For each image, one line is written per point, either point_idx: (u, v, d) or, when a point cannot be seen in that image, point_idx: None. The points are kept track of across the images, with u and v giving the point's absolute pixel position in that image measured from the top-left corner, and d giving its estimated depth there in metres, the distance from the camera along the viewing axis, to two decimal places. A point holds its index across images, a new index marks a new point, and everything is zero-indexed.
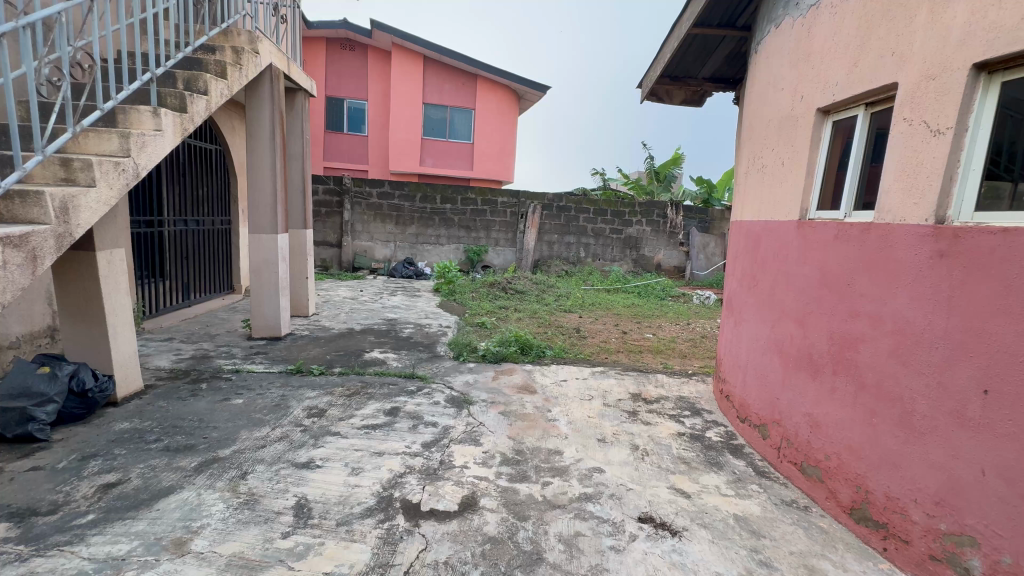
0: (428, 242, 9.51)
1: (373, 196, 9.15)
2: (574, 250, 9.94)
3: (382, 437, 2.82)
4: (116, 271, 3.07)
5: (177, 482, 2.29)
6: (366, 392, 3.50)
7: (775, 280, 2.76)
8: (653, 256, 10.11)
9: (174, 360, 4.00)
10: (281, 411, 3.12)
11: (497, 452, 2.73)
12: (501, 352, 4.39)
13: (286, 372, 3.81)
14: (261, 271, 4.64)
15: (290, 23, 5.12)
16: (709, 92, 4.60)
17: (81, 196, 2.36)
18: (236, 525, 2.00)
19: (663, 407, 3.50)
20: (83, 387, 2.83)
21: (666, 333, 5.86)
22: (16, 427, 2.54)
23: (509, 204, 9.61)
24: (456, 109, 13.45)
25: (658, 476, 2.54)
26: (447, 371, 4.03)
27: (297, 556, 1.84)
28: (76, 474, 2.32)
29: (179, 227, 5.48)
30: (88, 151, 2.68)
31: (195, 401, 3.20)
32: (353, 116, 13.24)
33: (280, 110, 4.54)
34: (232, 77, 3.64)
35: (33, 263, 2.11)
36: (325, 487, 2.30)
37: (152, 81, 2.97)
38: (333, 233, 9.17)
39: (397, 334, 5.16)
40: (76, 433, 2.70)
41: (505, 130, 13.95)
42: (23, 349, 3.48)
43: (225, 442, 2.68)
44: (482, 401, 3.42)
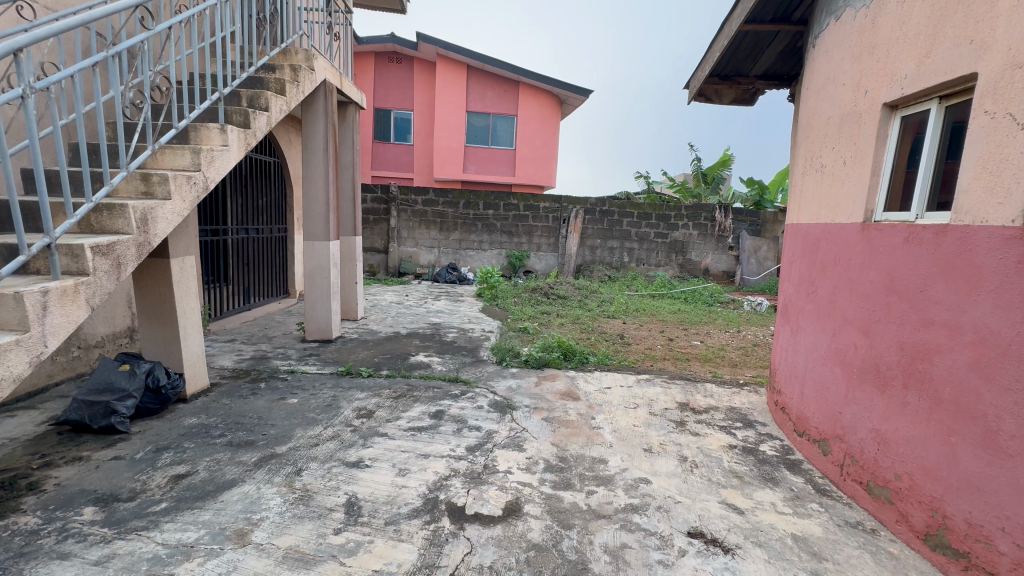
0: (472, 247, 9.65)
1: (418, 203, 9.40)
2: (617, 255, 9.79)
3: (427, 439, 2.88)
4: (187, 277, 3.30)
5: (239, 475, 2.43)
6: (412, 395, 3.58)
7: (836, 286, 2.61)
8: (700, 260, 9.79)
9: (236, 360, 4.26)
10: (333, 410, 3.25)
11: (541, 458, 2.72)
12: (544, 357, 4.38)
13: (337, 374, 3.97)
14: (314, 277, 4.86)
15: (343, 39, 5.37)
16: (761, 90, 4.43)
17: (158, 208, 2.56)
18: (292, 519, 2.10)
19: (713, 418, 3.38)
20: (158, 384, 3.05)
21: (715, 340, 5.65)
22: (101, 419, 2.78)
23: (552, 209, 9.59)
24: (499, 116, 13.64)
25: (708, 490, 2.45)
26: (490, 376, 4.06)
27: (348, 552, 1.91)
28: (152, 464, 2.51)
29: (241, 236, 5.83)
30: (164, 166, 2.90)
31: (255, 400, 3.39)
32: (399, 127, 13.68)
33: (333, 123, 4.76)
34: (291, 93, 3.85)
35: (118, 270, 2.32)
36: (374, 486, 2.38)
37: (220, 100, 3.20)
38: (380, 239, 9.48)
39: (441, 338, 5.26)
40: (151, 426, 2.92)
41: (547, 135, 13.96)
42: (106, 348, 3.81)
43: (281, 439, 2.82)
44: (525, 407, 3.43)
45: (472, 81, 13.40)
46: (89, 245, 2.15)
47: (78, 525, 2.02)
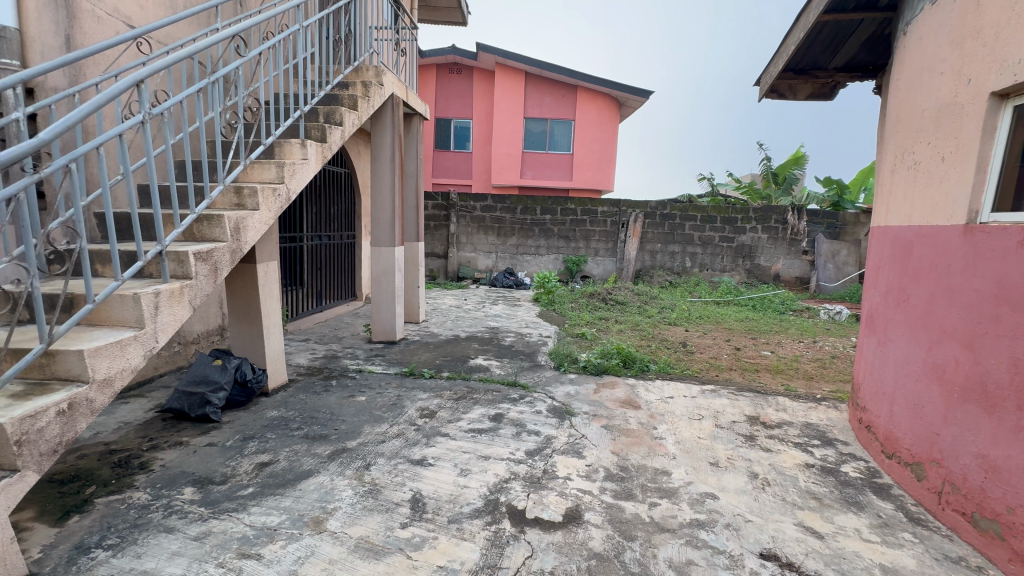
0: (529, 253, 9.71)
1: (477, 210, 9.60)
2: (679, 260, 9.46)
3: (488, 441, 2.93)
4: (270, 280, 3.58)
5: (315, 466, 2.60)
6: (472, 397, 3.66)
7: (932, 294, 2.37)
8: (770, 265, 9.23)
9: (310, 359, 4.56)
10: (397, 409, 3.40)
11: (601, 466, 2.68)
12: (603, 364, 4.31)
13: (401, 374, 4.14)
14: (380, 281, 5.10)
15: (410, 55, 5.63)
16: (841, 82, 4.13)
17: (248, 218, 2.81)
18: (363, 511, 2.22)
19: (787, 434, 3.17)
20: (245, 377, 3.34)
21: (787, 351, 5.31)
22: (198, 408, 3.09)
23: (610, 213, 9.45)
24: (557, 120, 13.66)
25: (782, 510, 2.30)
26: (548, 381, 4.06)
27: (414, 546, 1.99)
28: (240, 451, 2.75)
29: (315, 242, 6.23)
30: (252, 179, 3.17)
31: (327, 396, 3.61)
32: (458, 135, 14.07)
33: (399, 135, 4.99)
34: (362, 108, 4.07)
35: (215, 273, 2.57)
36: (437, 484, 2.46)
37: (300, 118, 3.47)
38: (440, 244, 9.78)
39: (499, 342, 5.34)
40: (238, 417, 3.19)
41: (605, 138, 13.78)
42: (202, 344, 4.20)
43: (352, 434, 2.99)
44: (584, 413, 3.39)
45: (530, 87, 13.53)
46: (193, 252, 2.40)
47: (180, 503, 2.25)
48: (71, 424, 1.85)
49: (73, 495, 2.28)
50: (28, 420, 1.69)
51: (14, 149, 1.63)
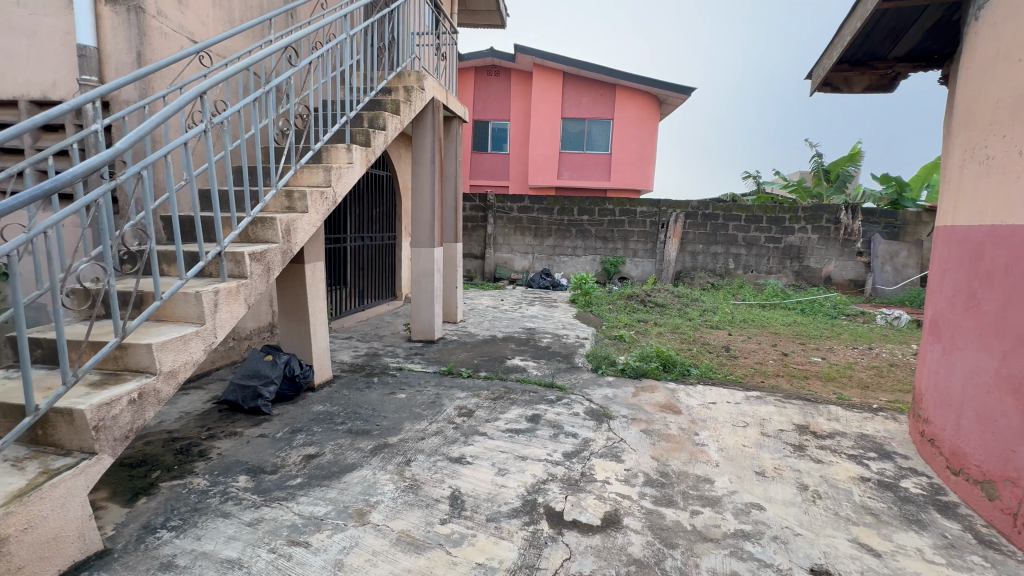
0: (566, 253, 9.66)
1: (514, 211, 9.65)
2: (721, 261, 9.16)
3: (525, 442, 2.94)
4: (317, 279, 3.73)
5: (359, 460, 2.69)
6: (509, 397, 3.68)
7: (1006, 300, 2.20)
8: (821, 267, 8.79)
9: (353, 356, 4.71)
10: (436, 407, 3.46)
11: (640, 471, 2.63)
12: (642, 367, 4.24)
13: (440, 373, 4.21)
14: (420, 281, 5.21)
15: (450, 59, 5.73)
16: (903, 73, 3.87)
17: (298, 221, 2.94)
18: (404, 506, 2.27)
19: (840, 445, 3.01)
20: (293, 372, 3.50)
21: (840, 358, 5.04)
22: (250, 401, 3.26)
23: (650, 213, 9.27)
24: (595, 120, 13.54)
25: (835, 525, 2.19)
26: (586, 383, 4.02)
27: (454, 542, 2.02)
28: (289, 443, 2.88)
29: (358, 243, 6.42)
30: (301, 183, 3.31)
31: (369, 392, 3.73)
32: (496, 137, 14.17)
33: (439, 137, 5.08)
34: (404, 112, 4.18)
35: (268, 273, 2.71)
36: (476, 483, 2.49)
37: (346, 124, 3.60)
38: (477, 245, 9.88)
39: (536, 343, 5.34)
40: (287, 410, 3.34)
41: (645, 137, 13.53)
42: (254, 340, 4.42)
43: (393, 430, 3.07)
44: (623, 417, 3.35)
45: (568, 87, 13.46)
46: (248, 253, 2.55)
47: (235, 490, 2.38)
48: (141, 412, 2.00)
49: (141, 478, 2.46)
50: (104, 407, 1.85)
51: (94, 158, 1.79)
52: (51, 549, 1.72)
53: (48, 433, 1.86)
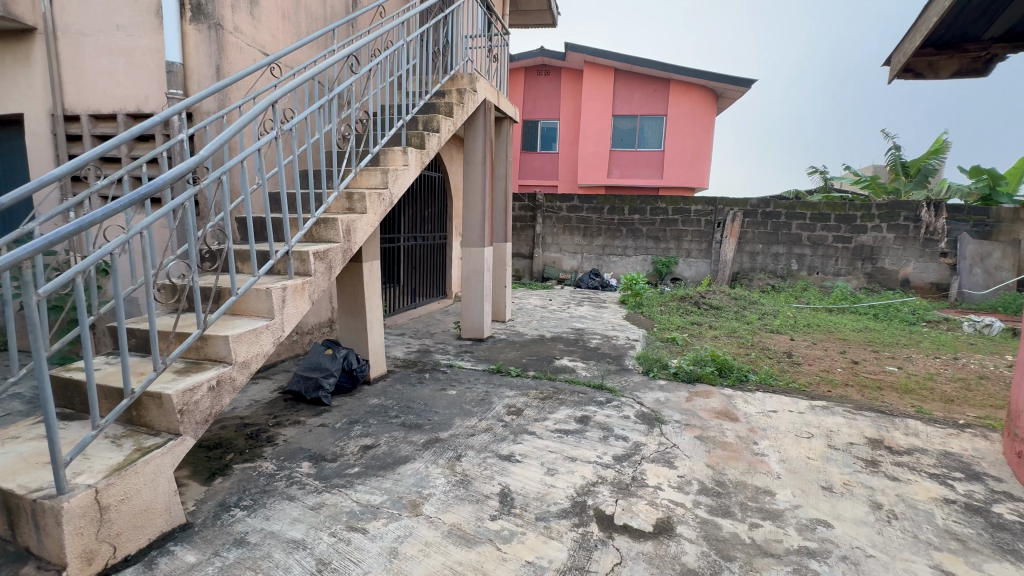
0: (616, 253, 9.49)
1: (563, 210, 9.59)
2: (783, 262, 8.67)
3: (574, 443, 2.92)
4: (374, 277, 3.88)
5: (411, 453, 2.77)
6: (558, 397, 3.67)
7: None
8: (897, 269, 8.12)
9: (406, 352, 4.87)
10: (486, 404, 3.51)
11: (695, 479, 2.55)
12: (696, 372, 4.09)
13: (489, 371, 4.27)
14: (470, 281, 5.29)
15: (501, 60, 5.78)
16: (1000, 54, 3.49)
17: (358, 221, 3.07)
18: (455, 499, 2.33)
19: (919, 463, 2.77)
20: (351, 366, 3.67)
21: (919, 367, 4.63)
22: (312, 392, 3.45)
23: (705, 212, 8.92)
24: (647, 117, 13.22)
25: (914, 549, 2.02)
26: (636, 386, 3.93)
27: (504, 539, 2.04)
28: (347, 433, 3.02)
29: (411, 243, 6.62)
30: (360, 184, 3.46)
31: (421, 388, 3.84)
32: (546, 136, 14.14)
33: (490, 138, 5.14)
34: (457, 114, 4.26)
35: (330, 271, 2.85)
36: (525, 481, 2.50)
37: (402, 127, 3.73)
38: (526, 245, 9.91)
39: (585, 343, 5.29)
40: (345, 402, 3.51)
41: (700, 132, 13.03)
42: (315, 335, 4.66)
43: (444, 426, 3.15)
44: (676, 422, 3.25)
45: (619, 84, 13.21)
46: (312, 252, 2.70)
47: (299, 475, 2.53)
48: (218, 398, 2.17)
49: (217, 459, 2.66)
50: (188, 392, 2.02)
51: (181, 166, 1.96)
52: (143, 519, 1.91)
53: (142, 414, 2.06)
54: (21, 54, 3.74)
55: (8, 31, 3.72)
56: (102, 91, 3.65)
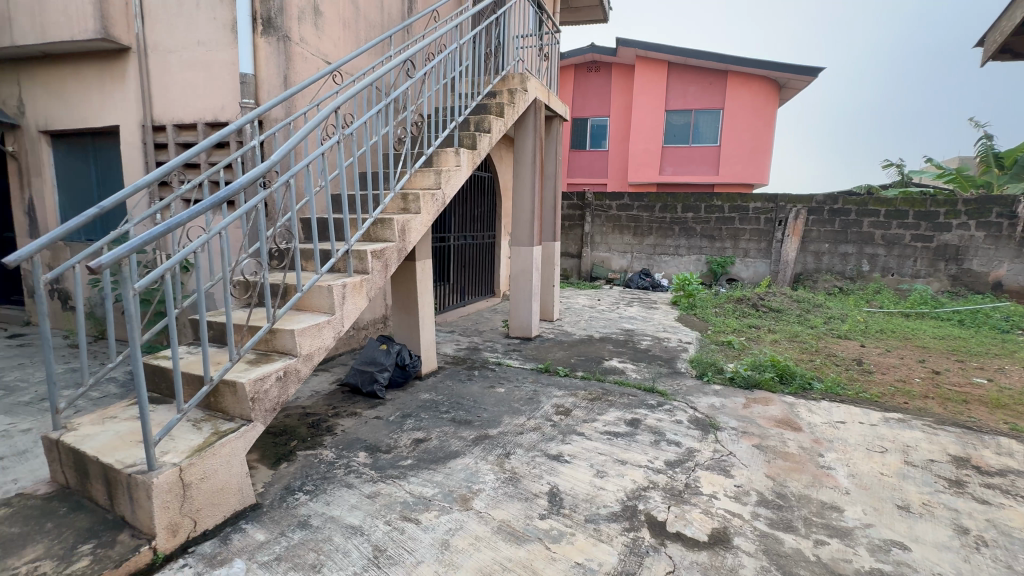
0: (667, 253, 9.22)
1: (613, 209, 9.43)
2: (853, 262, 8.08)
3: (624, 445, 2.87)
4: (426, 275, 3.99)
5: (461, 448, 2.83)
6: (608, 399, 3.62)
7: None
8: (987, 271, 7.35)
9: (455, 349, 4.97)
10: (534, 403, 3.52)
11: (753, 489, 2.43)
12: (754, 378, 3.89)
13: (537, 370, 4.27)
14: (519, 279, 5.32)
15: (552, 58, 5.77)
16: None
17: (412, 221, 3.17)
18: (504, 496, 2.35)
19: (1014, 486, 2.49)
20: (404, 361, 3.79)
21: (1014, 380, 4.17)
22: (367, 385, 3.59)
23: (765, 209, 8.48)
24: (702, 111, 12.73)
25: None
26: (689, 390, 3.80)
27: (553, 538, 2.04)
28: (400, 426, 3.13)
29: (461, 242, 6.74)
30: (415, 185, 3.56)
31: (471, 385, 3.91)
32: (595, 134, 13.95)
33: (540, 137, 5.14)
34: (508, 114, 4.30)
35: (386, 269, 2.96)
36: (574, 482, 2.49)
37: (455, 129, 3.81)
38: (574, 244, 9.83)
39: (635, 345, 5.17)
40: (398, 396, 3.63)
41: (760, 125, 12.38)
42: (370, 330, 4.85)
43: (493, 423, 3.19)
44: (732, 429, 3.11)
45: (673, 77, 12.81)
46: (370, 250, 2.81)
47: (357, 464, 2.65)
48: (285, 388, 2.31)
49: (282, 445, 2.84)
50: (259, 381, 2.17)
51: (253, 171, 2.11)
52: (220, 498, 2.07)
53: (218, 400, 2.24)
54: (117, 71, 4.15)
55: (107, 50, 4.13)
56: (185, 102, 3.98)
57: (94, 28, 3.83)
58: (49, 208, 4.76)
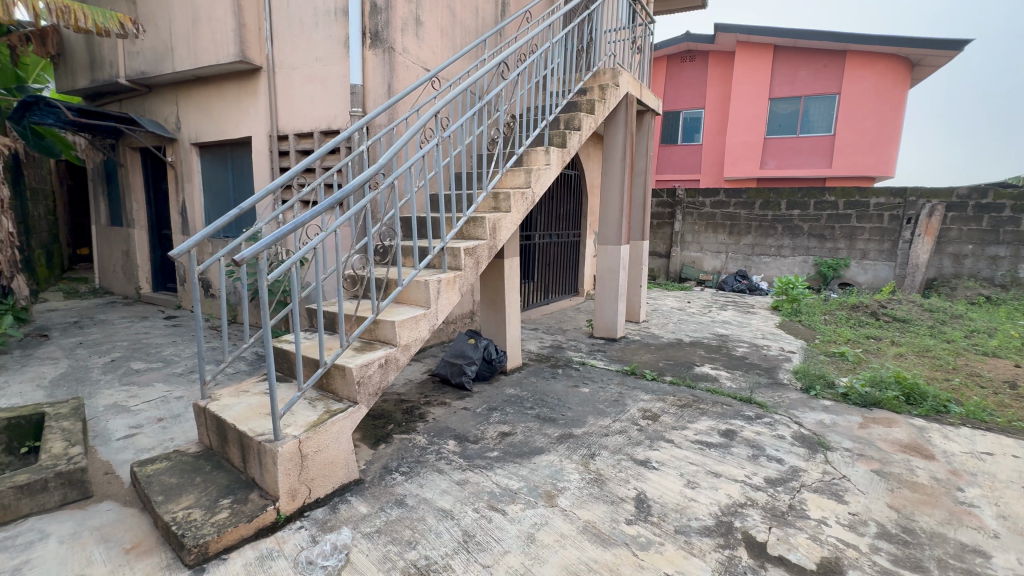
0: (767, 253, 8.50)
1: (706, 206, 8.90)
2: (1005, 267, 6.86)
3: (718, 457, 2.71)
4: (513, 273, 4.07)
5: (546, 445, 2.86)
6: (698, 407, 3.43)
7: None
8: None
9: (539, 347, 5.02)
10: (620, 406, 3.45)
11: (872, 519, 2.17)
12: (874, 395, 3.46)
13: (623, 372, 4.17)
14: (605, 279, 5.21)
15: (644, 50, 5.58)
16: None
17: (503, 219, 3.25)
18: (590, 497, 2.33)
19: None
20: (490, 356, 3.91)
21: None
22: (456, 376, 3.75)
23: (889, 205, 7.49)
24: (814, 97, 11.55)
25: None
26: (794, 404, 3.48)
27: (640, 546, 1.99)
28: (487, 419, 3.23)
29: (546, 240, 6.77)
30: (505, 184, 3.63)
31: (555, 383, 3.92)
32: (688, 127, 13.24)
33: (631, 133, 4.99)
34: (598, 111, 4.23)
35: (477, 265, 3.07)
36: (663, 490, 2.40)
37: (546, 128, 3.83)
38: (663, 243, 9.42)
39: (730, 352, 4.85)
40: (484, 389, 3.75)
41: (886, 110, 10.95)
42: (458, 324, 5.05)
43: (577, 422, 3.17)
44: (845, 450, 2.80)
45: (779, 62, 11.76)
46: (463, 248, 2.94)
47: (447, 451, 2.79)
48: (386, 374, 2.50)
49: (381, 428, 3.07)
50: (364, 367, 2.38)
51: (363, 175, 2.30)
52: (330, 470, 2.29)
53: (330, 382, 2.48)
54: (250, 89, 4.73)
55: (243, 71, 4.74)
56: (304, 113, 4.44)
57: (234, 53, 4.40)
58: (196, 209, 5.56)
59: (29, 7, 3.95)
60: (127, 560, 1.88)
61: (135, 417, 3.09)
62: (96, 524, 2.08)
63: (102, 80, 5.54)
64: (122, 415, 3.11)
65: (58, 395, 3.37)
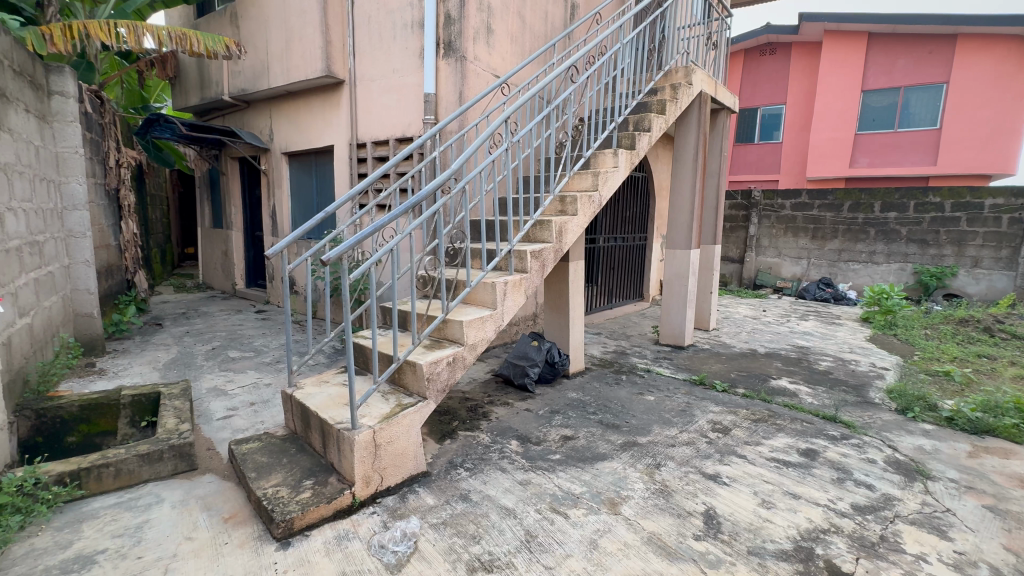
0: (857, 260, 7.79)
1: (786, 208, 8.33)
2: None
3: (797, 477, 2.53)
4: (578, 276, 4.05)
5: (609, 452, 2.82)
6: (775, 422, 3.22)
7: None
8: None
9: (602, 351, 4.94)
10: (687, 416, 3.32)
11: (983, 560, 1.93)
12: (986, 421, 3.06)
13: (690, 381, 4.00)
14: (673, 284, 5.04)
15: (721, 45, 5.34)
16: None
17: (569, 223, 3.25)
18: (656, 508, 2.27)
19: None
20: (553, 359, 3.92)
21: None
22: (519, 377, 3.80)
23: (1009, 207, 6.61)
24: (915, 88, 10.44)
25: None
26: (887, 426, 3.17)
27: (709, 563, 1.91)
28: (549, 421, 3.24)
29: (611, 243, 6.65)
30: (572, 187, 3.63)
31: (618, 389, 3.85)
32: (766, 125, 12.48)
33: (704, 133, 4.79)
34: (669, 111, 4.11)
35: (542, 268, 3.09)
36: (735, 507, 2.28)
37: (615, 129, 3.78)
38: (736, 248, 8.94)
39: (811, 365, 4.50)
40: (546, 392, 3.76)
41: (1005, 101, 9.67)
42: (521, 326, 5.10)
43: (642, 430, 3.10)
44: (949, 481, 2.50)
45: (874, 51, 10.76)
46: (529, 251, 2.98)
47: (509, 450, 2.84)
48: (454, 372, 2.59)
49: (446, 424, 3.18)
50: (434, 364, 2.48)
51: (436, 181, 2.39)
52: (400, 461, 2.40)
53: (402, 376, 2.61)
54: (334, 101, 5.09)
55: (328, 85, 5.11)
56: (381, 122, 4.70)
57: (321, 68, 4.76)
58: (285, 213, 6.07)
59: (155, 36, 4.50)
60: (225, 527, 2.09)
61: (232, 400, 3.43)
62: (200, 493, 2.34)
63: (209, 98, 6.21)
64: (221, 397, 3.47)
65: (170, 376, 3.84)
